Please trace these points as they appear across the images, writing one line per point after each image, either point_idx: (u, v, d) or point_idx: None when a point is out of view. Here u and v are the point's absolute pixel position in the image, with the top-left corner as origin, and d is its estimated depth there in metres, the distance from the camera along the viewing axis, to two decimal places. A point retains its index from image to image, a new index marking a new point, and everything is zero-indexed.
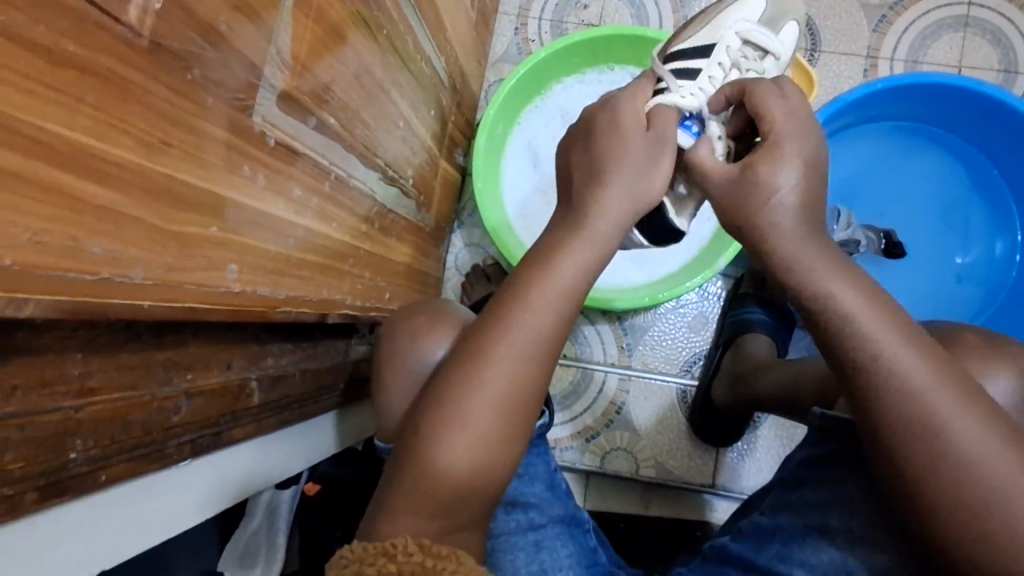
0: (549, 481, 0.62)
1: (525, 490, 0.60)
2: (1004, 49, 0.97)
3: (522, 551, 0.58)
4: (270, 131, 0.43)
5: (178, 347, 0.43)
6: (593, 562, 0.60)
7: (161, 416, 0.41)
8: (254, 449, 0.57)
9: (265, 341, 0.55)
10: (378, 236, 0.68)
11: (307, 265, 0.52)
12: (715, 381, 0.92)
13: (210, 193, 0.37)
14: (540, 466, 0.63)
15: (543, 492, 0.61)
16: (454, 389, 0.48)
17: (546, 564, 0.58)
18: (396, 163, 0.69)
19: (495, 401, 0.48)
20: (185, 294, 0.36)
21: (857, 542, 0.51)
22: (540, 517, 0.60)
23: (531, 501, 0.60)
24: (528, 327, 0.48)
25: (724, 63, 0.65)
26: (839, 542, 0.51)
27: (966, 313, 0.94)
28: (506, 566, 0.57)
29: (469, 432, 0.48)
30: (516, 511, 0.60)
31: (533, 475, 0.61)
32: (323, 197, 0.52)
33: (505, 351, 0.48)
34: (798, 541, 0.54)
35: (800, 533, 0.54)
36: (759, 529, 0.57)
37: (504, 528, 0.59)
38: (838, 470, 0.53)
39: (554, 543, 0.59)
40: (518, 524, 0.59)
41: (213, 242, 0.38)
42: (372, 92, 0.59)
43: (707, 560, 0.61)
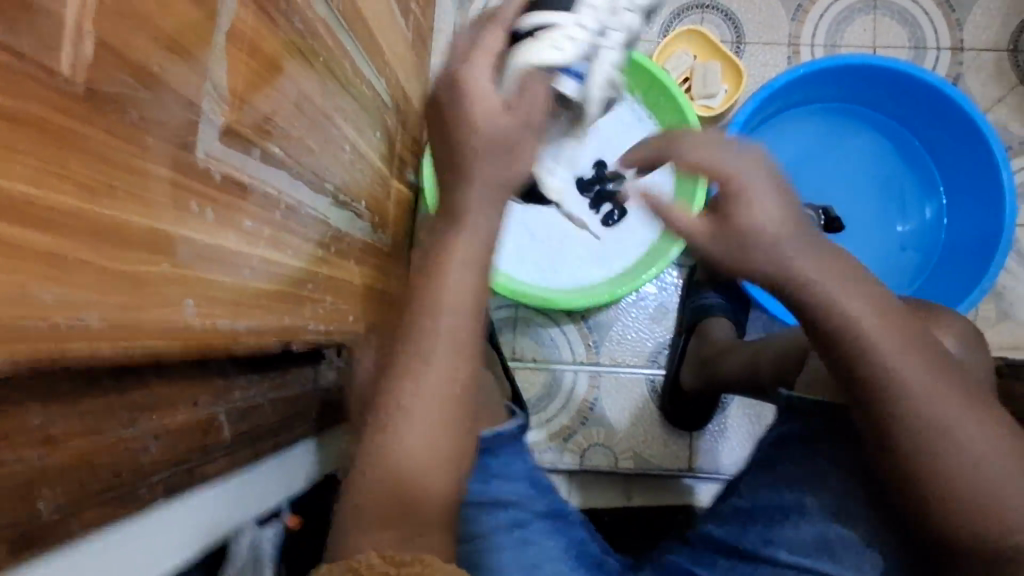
0: (529, 479, 0.63)
1: (505, 489, 0.61)
2: (912, 28, 1.03)
3: (509, 548, 0.59)
4: (214, 166, 0.43)
5: (141, 388, 0.43)
6: (581, 551, 0.63)
7: (128, 457, 0.41)
8: (230, 484, 0.57)
9: (231, 374, 0.55)
10: (335, 260, 0.69)
11: (265, 295, 0.52)
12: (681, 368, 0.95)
13: (158, 230, 0.37)
14: (518, 465, 0.63)
15: (523, 491, 0.63)
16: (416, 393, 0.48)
17: (535, 559, 0.60)
18: (347, 187, 0.70)
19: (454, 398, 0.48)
20: (142, 332, 0.36)
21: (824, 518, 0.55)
22: (522, 514, 0.62)
23: (512, 499, 0.61)
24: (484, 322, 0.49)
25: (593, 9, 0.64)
26: (815, 519, 0.55)
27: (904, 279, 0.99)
28: (491, 565, 0.58)
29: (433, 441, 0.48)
30: (498, 510, 0.61)
31: (513, 473, 0.62)
32: (274, 226, 0.53)
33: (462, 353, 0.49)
34: (778, 522, 0.57)
35: (778, 515, 0.57)
36: (738, 510, 0.60)
37: (485, 527, 0.60)
38: (805, 445, 0.57)
39: (539, 538, 0.61)
40: (502, 522, 0.60)
41: (166, 279, 0.39)
42: (314, 119, 0.60)
43: (693, 546, 0.63)
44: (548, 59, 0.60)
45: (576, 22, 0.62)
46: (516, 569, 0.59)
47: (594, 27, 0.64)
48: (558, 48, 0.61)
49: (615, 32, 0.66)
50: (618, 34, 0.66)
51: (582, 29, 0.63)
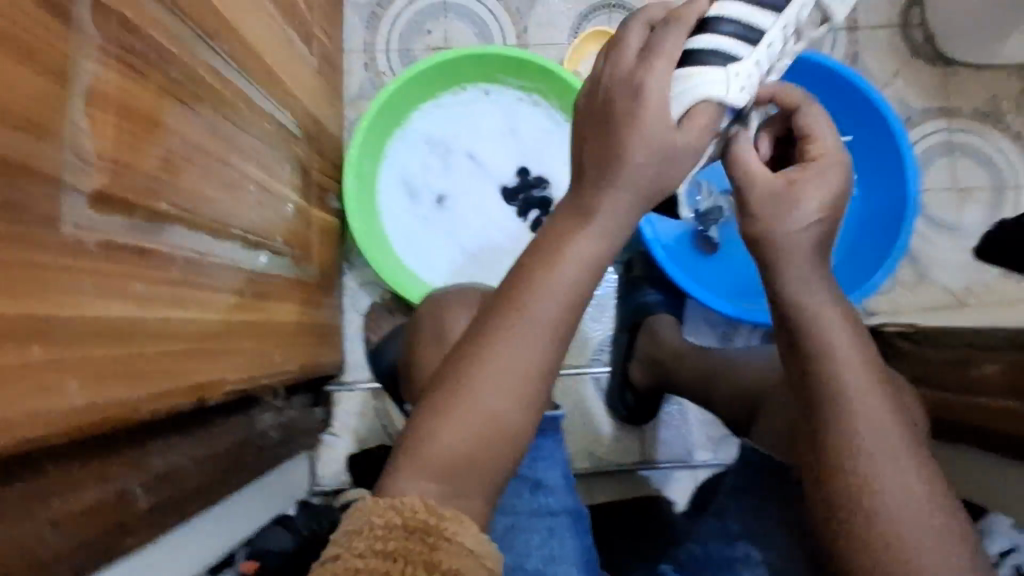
0: (563, 471, 0.71)
1: (543, 473, 0.69)
2: None
3: (537, 533, 0.66)
4: (88, 236, 0.42)
5: (38, 474, 0.41)
6: (590, 559, 0.66)
7: (35, 548, 0.39)
8: (159, 549, 0.56)
9: (148, 439, 0.53)
10: (254, 303, 0.67)
11: (171, 355, 0.51)
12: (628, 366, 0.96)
13: (26, 316, 0.36)
14: (558, 453, 0.72)
15: (557, 479, 0.70)
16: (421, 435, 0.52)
17: (556, 552, 0.65)
18: (258, 227, 0.69)
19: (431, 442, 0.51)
20: (19, 424, 0.35)
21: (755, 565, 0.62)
22: (555, 504, 0.68)
23: (548, 485, 0.69)
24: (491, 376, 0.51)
25: (788, 27, 0.57)
26: (754, 570, 0.61)
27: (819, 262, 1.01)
28: (519, 544, 0.65)
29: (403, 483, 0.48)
30: (538, 492, 0.68)
31: (550, 462, 0.70)
32: (174, 283, 0.52)
33: (481, 405, 0.52)
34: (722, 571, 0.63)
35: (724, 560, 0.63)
36: (697, 558, 0.66)
37: (522, 507, 0.67)
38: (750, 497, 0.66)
39: (563, 531, 0.67)
40: (535, 507, 0.67)
41: (42, 363, 0.37)
42: (210, 165, 0.58)
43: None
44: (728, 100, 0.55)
45: (757, 41, 0.56)
46: (538, 558, 0.64)
47: (781, 42, 0.58)
48: (741, 86, 0.55)
49: (795, 41, 0.60)
50: (799, 46, 0.61)
51: (758, 63, 0.56)
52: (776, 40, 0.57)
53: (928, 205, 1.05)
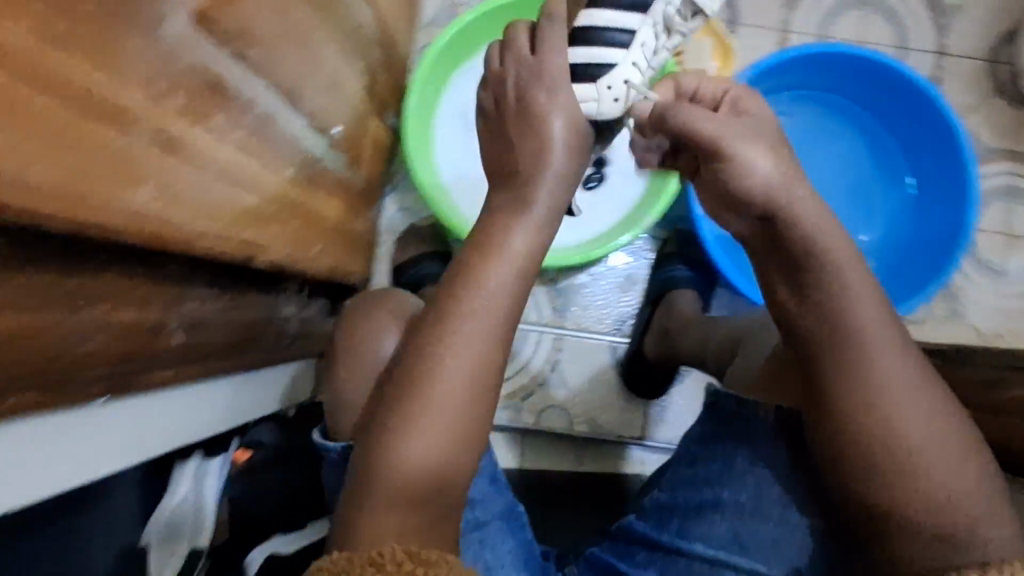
0: (491, 474, 0.65)
1: (471, 488, 0.63)
2: (900, 26, 1.04)
3: (470, 547, 0.61)
4: (184, 50, 0.41)
5: (91, 276, 0.41)
6: (529, 555, 0.64)
7: (74, 341, 0.39)
8: (175, 397, 0.56)
9: (187, 283, 0.53)
10: (306, 185, 0.67)
11: (229, 201, 0.50)
12: (645, 337, 0.96)
13: (117, 101, 0.35)
14: (486, 461, 0.65)
15: (486, 487, 0.64)
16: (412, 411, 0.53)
17: (491, 561, 0.61)
18: (324, 113, 0.68)
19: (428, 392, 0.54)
20: (95, 204, 0.35)
21: (748, 515, 0.58)
22: (484, 515, 0.63)
23: (477, 499, 0.63)
24: (476, 339, 0.55)
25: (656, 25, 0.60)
26: (730, 516, 0.59)
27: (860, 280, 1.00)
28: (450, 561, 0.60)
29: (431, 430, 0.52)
30: (465, 510, 0.62)
31: (481, 471, 0.64)
32: (245, 132, 0.51)
33: (468, 373, 0.55)
34: (693, 517, 0.60)
35: (695, 506, 0.61)
36: (659, 506, 0.64)
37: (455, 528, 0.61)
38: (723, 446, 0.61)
39: (495, 540, 0.62)
40: (466, 522, 0.62)
41: (123, 156, 0.37)
42: (296, 30, 0.57)
43: (617, 539, 0.66)
44: (606, 112, 0.60)
45: (631, 42, 0.59)
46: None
47: (654, 41, 0.60)
48: (615, 97, 0.60)
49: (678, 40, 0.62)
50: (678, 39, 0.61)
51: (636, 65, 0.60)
52: (647, 40, 0.60)
53: (977, 244, 1.04)
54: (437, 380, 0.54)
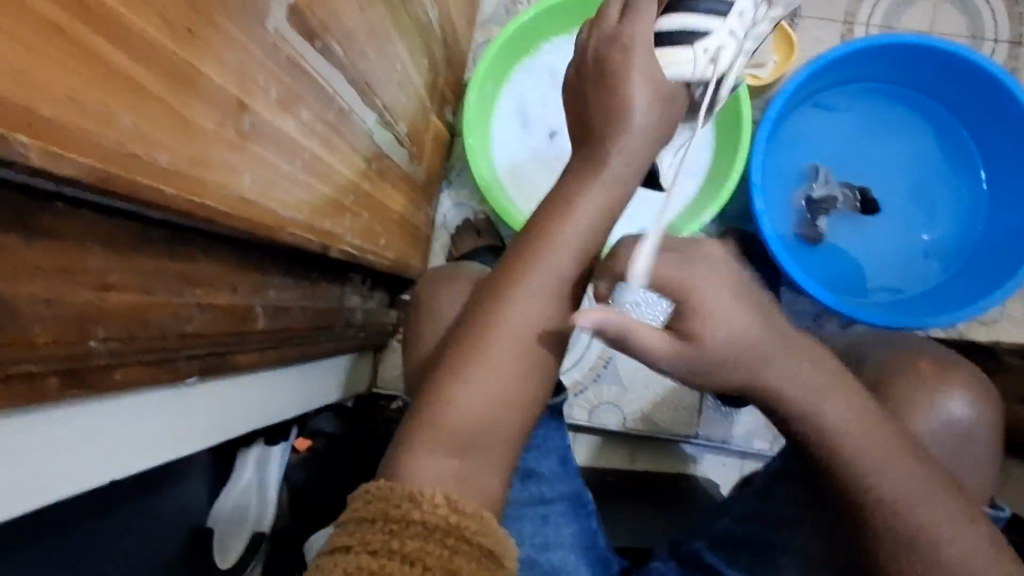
0: (561, 456, 0.65)
1: (539, 462, 0.63)
2: (973, 17, 1.00)
3: (529, 521, 0.61)
4: (281, 43, 0.43)
5: (188, 261, 0.42)
6: (591, 543, 0.63)
7: (177, 321, 0.41)
8: (255, 381, 0.58)
9: (267, 271, 0.55)
10: (375, 178, 0.68)
11: (312, 192, 0.52)
12: None
13: (225, 91, 0.37)
14: (555, 441, 0.65)
15: (555, 467, 0.64)
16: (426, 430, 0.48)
17: (550, 539, 0.61)
18: (393, 108, 0.70)
19: (451, 398, 0.48)
20: (203, 190, 0.36)
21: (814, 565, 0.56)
22: (550, 492, 0.63)
23: (543, 475, 0.63)
24: (493, 341, 0.49)
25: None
26: (797, 562, 0.57)
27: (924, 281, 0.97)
28: (511, 532, 0.60)
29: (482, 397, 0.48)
30: (530, 482, 0.62)
31: (548, 449, 0.64)
32: (327, 124, 0.53)
33: (488, 391, 0.48)
34: (759, 554, 0.58)
35: (765, 547, 0.58)
36: (728, 536, 0.61)
37: (515, 497, 0.61)
38: (783, 488, 0.59)
39: (558, 519, 0.62)
40: (529, 496, 0.62)
41: (228, 144, 0.38)
42: (373, 26, 0.59)
43: (685, 564, 0.62)
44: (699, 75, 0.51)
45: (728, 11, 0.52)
46: (531, 547, 0.60)
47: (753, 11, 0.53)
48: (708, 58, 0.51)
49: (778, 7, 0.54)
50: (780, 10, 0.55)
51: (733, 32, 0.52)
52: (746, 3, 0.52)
53: None
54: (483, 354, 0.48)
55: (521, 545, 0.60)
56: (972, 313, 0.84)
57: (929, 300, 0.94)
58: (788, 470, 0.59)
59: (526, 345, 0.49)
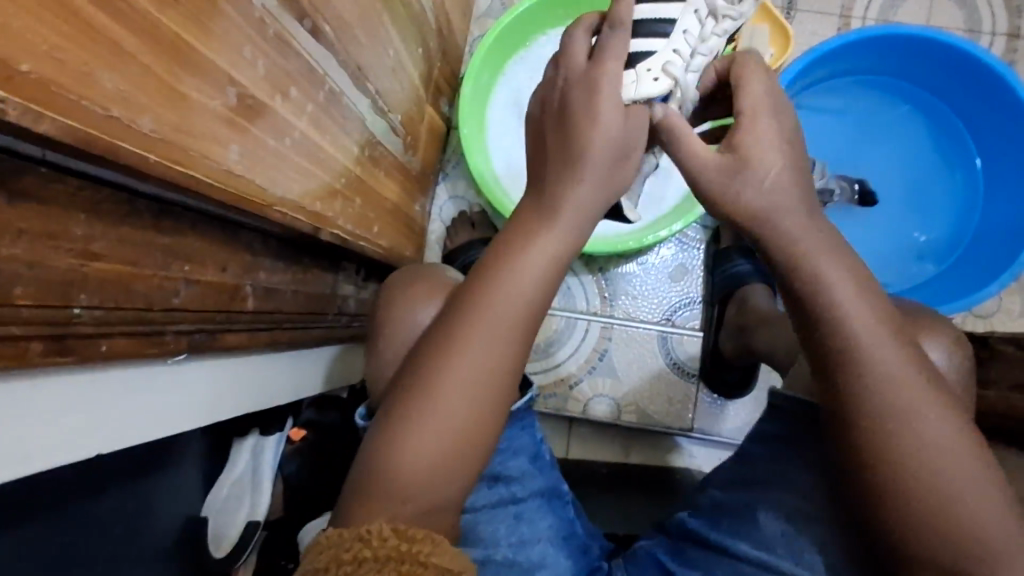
0: (531, 453, 0.62)
1: (506, 463, 0.60)
2: (969, 10, 1.01)
3: (503, 523, 0.58)
4: (270, 20, 0.43)
5: (175, 236, 0.43)
6: (570, 533, 0.61)
7: (163, 295, 0.41)
8: (244, 364, 0.58)
9: (258, 253, 0.55)
10: (368, 164, 0.68)
11: (301, 172, 0.52)
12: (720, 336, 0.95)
13: (211, 62, 0.37)
14: (524, 438, 0.62)
15: (525, 466, 0.61)
16: (417, 404, 0.50)
17: (526, 536, 0.59)
18: (386, 95, 0.70)
19: (419, 418, 0.50)
20: (188, 160, 0.36)
21: (801, 515, 0.54)
22: (521, 490, 0.60)
23: (512, 475, 0.60)
24: (481, 324, 0.50)
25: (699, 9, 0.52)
26: (777, 513, 0.55)
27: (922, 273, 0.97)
28: (485, 536, 0.58)
29: (451, 416, 0.50)
30: (498, 484, 0.59)
31: (515, 449, 0.61)
32: (317, 106, 0.53)
33: (458, 408, 0.50)
34: (742, 514, 0.57)
35: (743, 507, 0.57)
36: (715, 505, 0.59)
37: (482, 502, 0.59)
38: (783, 448, 0.57)
39: (534, 515, 0.60)
40: (499, 498, 0.59)
41: (214, 116, 0.38)
42: (364, 11, 0.59)
43: (670, 535, 0.61)
44: (650, 93, 0.52)
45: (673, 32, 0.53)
46: (506, 548, 0.57)
47: (703, 25, 0.52)
48: (655, 77, 0.52)
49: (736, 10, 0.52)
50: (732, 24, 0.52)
51: (676, 53, 0.52)
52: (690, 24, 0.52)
53: None
54: (449, 376, 0.50)
55: (494, 548, 0.57)
56: (968, 304, 0.84)
57: (925, 291, 0.94)
58: (779, 431, 0.58)
59: (493, 359, 0.50)
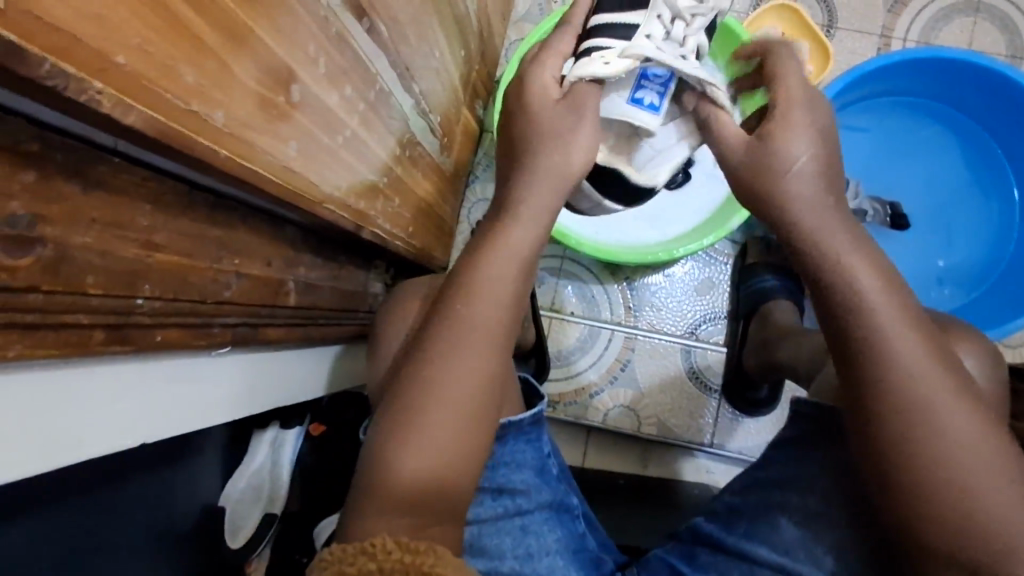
0: (537, 467, 0.60)
1: (511, 477, 0.58)
2: (1012, 35, 0.99)
3: (508, 536, 0.57)
4: (332, 19, 0.43)
5: (227, 228, 0.43)
6: (580, 547, 0.60)
7: (215, 287, 0.41)
8: (275, 358, 0.58)
9: (299, 249, 0.55)
10: (407, 164, 0.68)
11: (348, 170, 0.52)
12: (744, 352, 0.94)
13: (279, 59, 0.37)
14: (527, 452, 0.60)
15: (531, 478, 0.59)
16: (396, 420, 0.50)
17: (533, 549, 0.58)
18: (428, 96, 0.70)
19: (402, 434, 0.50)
20: (253, 156, 0.36)
21: (812, 518, 0.54)
22: (525, 503, 0.58)
23: (518, 488, 0.58)
24: (490, 318, 0.52)
25: (665, 15, 0.56)
26: (797, 519, 0.54)
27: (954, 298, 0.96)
28: (490, 550, 0.57)
29: (437, 432, 0.50)
30: (502, 497, 0.58)
31: (520, 462, 0.59)
32: (367, 105, 0.53)
33: (444, 425, 0.50)
34: (760, 518, 0.56)
35: (763, 509, 0.56)
36: (729, 510, 0.59)
37: (485, 514, 0.58)
38: (798, 450, 0.57)
39: (539, 528, 0.58)
40: (504, 510, 0.58)
41: (278, 113, 0.39)
42: (416, 11, 0.59)
43: (683, 540, 0.61)
44: (603, 74, 0.53)
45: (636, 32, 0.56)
46: (513, 560, 0.57)
47: (665, 29, 0.56)
48: (608, 61, 0.53)
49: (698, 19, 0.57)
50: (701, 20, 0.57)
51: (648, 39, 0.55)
52: (658, 25, 0.56)
53: None
54: (433, 382, 0.50)
55: (500, 560, 0.56)
56: (1002, 334, 0.83)
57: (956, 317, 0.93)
58: (797, 434, 0.58)
59: (469, 375, 0.51)
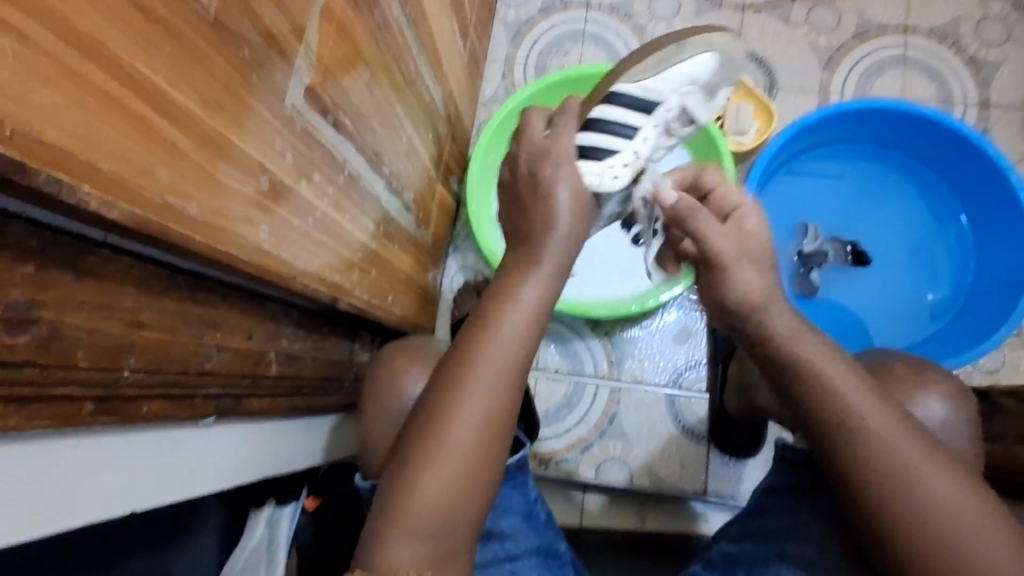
0: (525, 512, 0.61)
1: (500, 521, 0.60)
2: (941, 83, 1.08)
3: None
4: (298, 118, 0.49)
5: (209, 307, 0.47)
6: None
7: (197, 359, 0.45)
8: (264, 431, 0.61)
9: (281, 322, 0.59)
10: (383, 239, 0.74)
11: (323, 247, 0.57)
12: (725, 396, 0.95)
13: (246, 155, 0.43)
14: (517, 497, 0.61)
15: (519, 524, 0.61)
16: (399, 472, 0.49)
17: None
18: (399, 176, 0.76)
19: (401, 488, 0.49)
20: (225, 239, 0.41)
21: (813, 567, 0.55)
22: (515, 548, 0.60)
23: (506, 532, 0.60)
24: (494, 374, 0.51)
25: (660, 125, 0.60)
26: (796, 567, 0.55)
27: (914, 330, 1.01)
28: None
29: (444, 483, 0.49)
30: (492, 542, 0.59)
31: (508, 507, 0.61)
32: (337, 188, 0.59)
33: (443, 476, 0.49)
34: (761, 568, 0.57)
35: (762, 556, 0.58)
36: (727, 556, 0.61)
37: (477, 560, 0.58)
38: (793, 496, 0.58)
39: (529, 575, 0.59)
40: (494, 556, 0.59)
41: (247, 201, 0.44)
42: (380, 103, 0.66)
43: None
44: (607, 188, 0.57)
45: (633, 136, 0.59)
46: None
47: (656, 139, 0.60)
48: (616, 175, 0.57)
49: (677, 138, 0.63)
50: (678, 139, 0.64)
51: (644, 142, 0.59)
52: (652, 136, 0.59)
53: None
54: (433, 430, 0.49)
55: None
56: (967, 360, 0.86)
57: (923, 349, 0.97)
58: (794, 481, 0.59)
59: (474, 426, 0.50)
